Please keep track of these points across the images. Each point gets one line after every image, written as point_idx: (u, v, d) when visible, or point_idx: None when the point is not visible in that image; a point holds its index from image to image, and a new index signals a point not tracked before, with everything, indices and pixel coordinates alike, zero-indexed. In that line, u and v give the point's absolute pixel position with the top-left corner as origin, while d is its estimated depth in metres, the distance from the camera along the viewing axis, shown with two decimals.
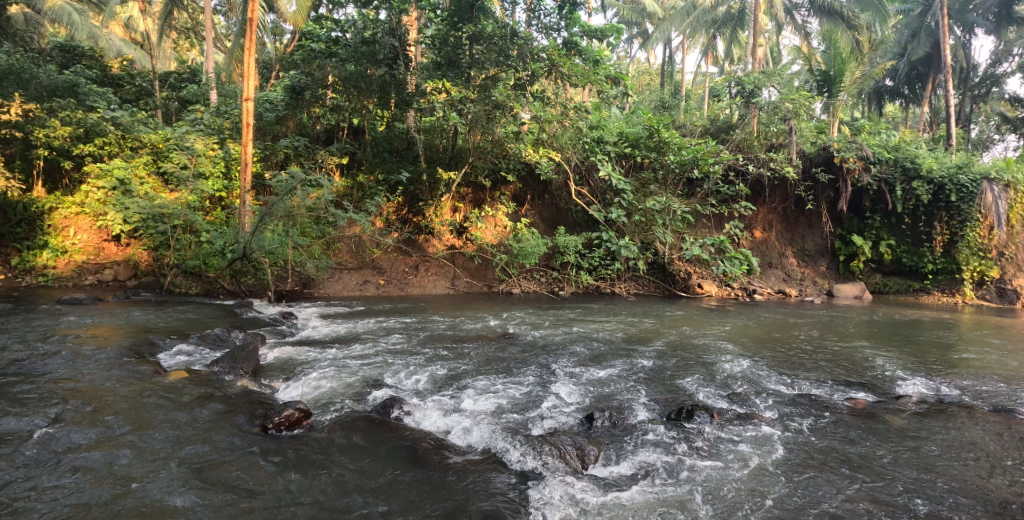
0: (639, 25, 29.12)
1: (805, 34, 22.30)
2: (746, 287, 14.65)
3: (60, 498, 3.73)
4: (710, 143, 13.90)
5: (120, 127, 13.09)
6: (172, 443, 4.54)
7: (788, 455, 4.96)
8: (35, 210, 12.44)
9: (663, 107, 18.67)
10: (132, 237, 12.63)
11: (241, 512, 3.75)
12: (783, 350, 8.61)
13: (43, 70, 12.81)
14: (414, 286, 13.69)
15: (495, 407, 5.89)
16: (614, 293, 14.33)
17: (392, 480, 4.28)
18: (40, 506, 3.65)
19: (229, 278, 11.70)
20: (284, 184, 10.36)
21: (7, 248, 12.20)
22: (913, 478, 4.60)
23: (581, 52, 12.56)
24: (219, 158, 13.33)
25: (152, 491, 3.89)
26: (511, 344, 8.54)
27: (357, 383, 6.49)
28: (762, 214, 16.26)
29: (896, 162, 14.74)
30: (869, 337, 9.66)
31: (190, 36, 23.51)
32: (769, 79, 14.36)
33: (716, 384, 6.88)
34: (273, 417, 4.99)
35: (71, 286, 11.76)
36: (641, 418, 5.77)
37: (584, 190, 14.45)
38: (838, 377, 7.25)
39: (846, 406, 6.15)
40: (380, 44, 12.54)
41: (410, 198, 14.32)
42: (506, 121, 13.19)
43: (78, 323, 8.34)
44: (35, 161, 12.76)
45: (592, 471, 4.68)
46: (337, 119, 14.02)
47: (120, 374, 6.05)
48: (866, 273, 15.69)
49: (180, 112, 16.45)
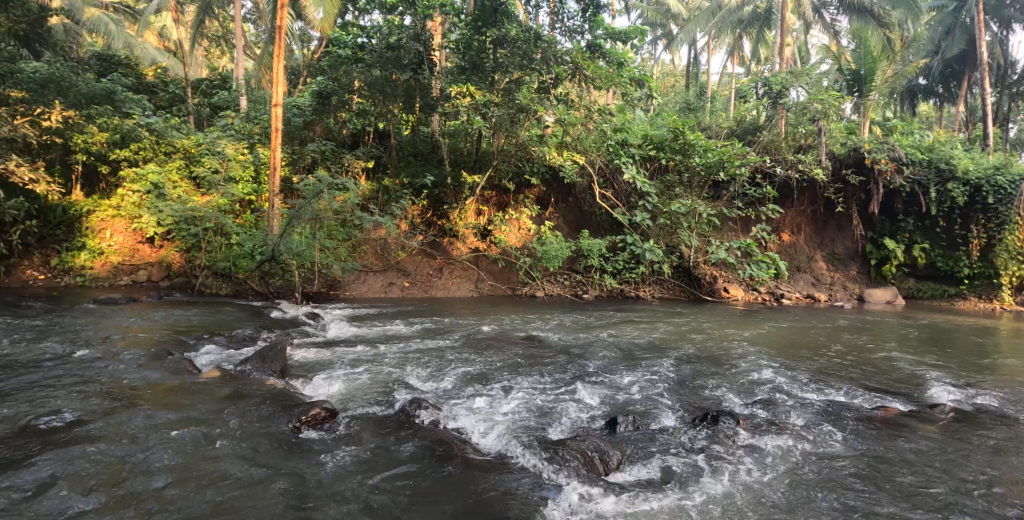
0: (663, 27, 28.81)
1: (834, 33, 21.85)
2: (773, 292, 14.35)
3: (94, 490, 3.85)
4: (736, 145, 13.78)
5: (154, 133, 13.58)
6: (201, 440, 4.63)
7: (817, 463, 4.86)
8: (74, 213, 12.88)
9: (688, 109, 18.42)
10: (165, 239, 13.05)
11: (270, 509, 3.82)
12: (815, 356, 8.39)
13: (81, 78, 13.20)
14: (438, 288, 13.77)
15: (519, 410, 5.89)
16: (639, 297, 14.10)
17: (414, 480, 4.30)
18: (77, 496, 3.77)
19: (259, 280, 11.93)
20: (312, 187, 10.63)
21: (47, 249, 12.68)
22: (950, 491, 4.42)
23: (605, 54, 12.60)
24: (249, 163, 13.63)
25: (183, 485, 3.99)
26: (536, 347, 8.52)
27: (380, 384, 6.53)
28: (790, 217, 15.85)
29: (930, 163, 14.29)
30: (900, 343, 9.42)
31: (222, 44, 24.16)
32: (797, 79, 14.10)
33: (742, 390, 6.73)
34: (300, 416, 5.12)
35: (107, 286, 12.24)
36: (665, 423, 5.69)
37: (608, 193, 14.39)
38: (871, 385, 7.03)
39: (877, 415, 5.95)
40: (405, 49, 12.62)
41: (435, 202, 14.44)
42: (530, 124, 13.36)
43: (114, 323, 8.58)
44: (74, 166, 13.19)
45: (613, 477, 4.62)
46: (362, 123, 14.19)
47: (154, 372, 6.22)
48: (899, 278, 15.27)
49: (211, 117, 17.04)
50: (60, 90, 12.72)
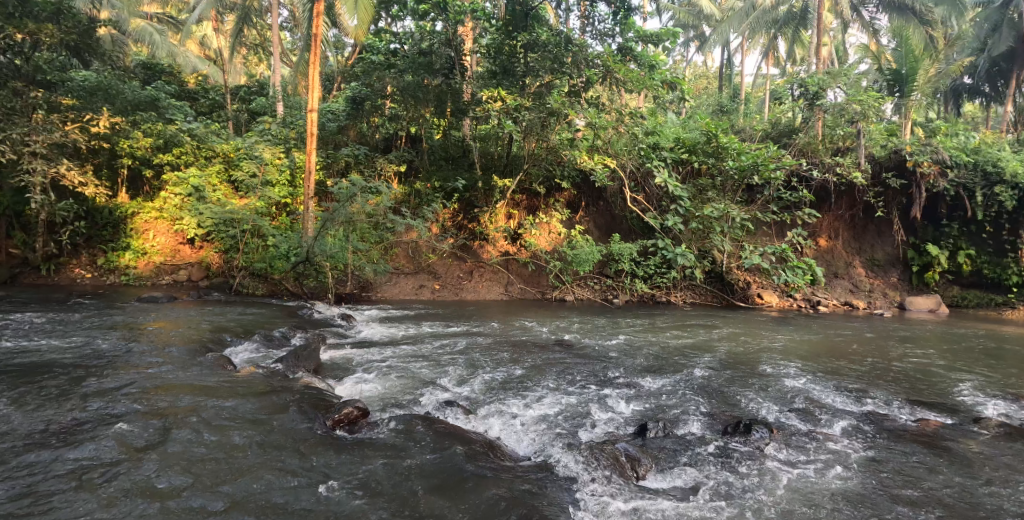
0: (696, 29, 28.55)
1: (872, 32, 21.24)
2: (810, 299, 13.94)
3: (131, 474, 4.05)
4: (771, 148, 13.47)
5: (195, 138, 14.10)
6: (235, 433, 4.82)
7: (850, 473, 4.74)
8: (119, 215, 13.42)
9: (720, 111, 18.16)
10: (205, 240, 13.48)
11: (297, 500, 3.94)
12: (853, 365, 8.15)
13: (128, 86, 13.78)
14: (468, 291, 13.82)
15: (549, 415, 5.85)
16: (670, 302, 13.91)
17: (438, 477, 4.37)
18: (117, 478, 3.98)
19: (293, 281, 12.20)
20: (346, 191, 10.91)
21: (94, 250, 13.26)
22: (984, 505, 4.27)
23: (636, 57, 12.61)
24: (285, 166, 13.98)
25: (216, 474, 4.15)
26: (566, 352, 8.47)
27: (411, 386, 6.60)
28: (827, 221, 15.50)
29: (977, 166, 13.66)
30: (943, 353, 9.04)
31: (259, 52, 24.98)
32: (835, 80, 13.70)
33: (777, 399, 6.58)
34: (333, 415, 5.23)
35: (150, 285, 12.72)
36: (694, 431, 5.62)
37: (640, 197, 14.22)
38: (912, 397, 6.77)
39: (916, 428, 5.74)
40: (436, 54, 12.91)
41: (466, 205, 14.61)
42: (560, 128, 13.37)
43: (157, 319, 8.96)
44: (120, 170, 13.73)
45: (645, 483, 4.58)
46: (395, 128, 14.59)
47: (194, 368, 6.47)
48: (942, 285, 14.71)
49: (249, 122, 17.62)
50: (108, 97, 13.28)
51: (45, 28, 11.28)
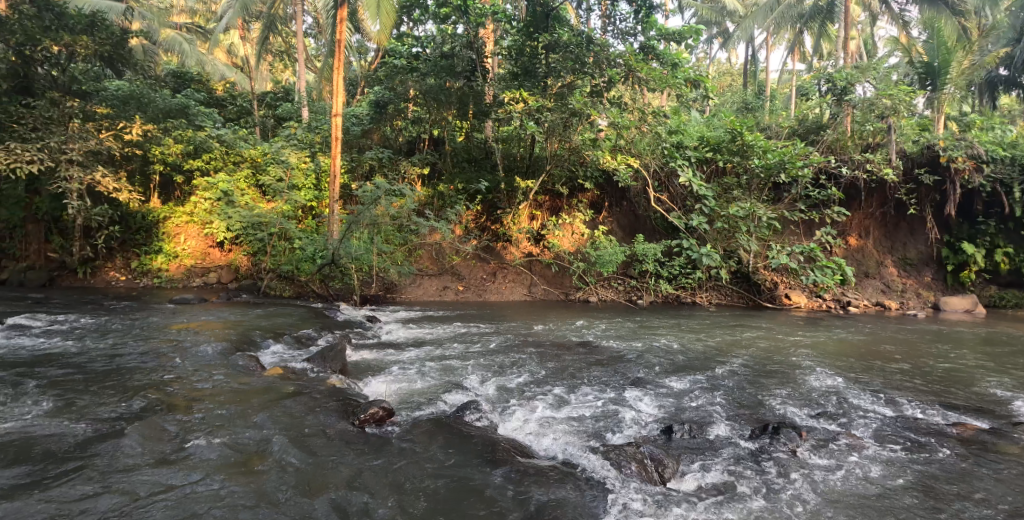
0: (719, 26, 28.26)
1: (903, 24, 20.66)
2: (840, 299, 13.62)
3: (163, 470, 4.16)
4: (798, 145, 13.21)
5: (224, 144, 14.55)
6: (264, 432, 4.91)
7: (885, 478, 4.63)
8: (152, 219, 13.87)
9: (745, 108, 17.86)
10: (233, 243, 13.78)
11: (322, 498, 3.99)
12: (888, 367, 7.93)
13: (159, 94, 14.13)
14: (492, 292, 13.86)
15: (573, 416, 5.84)
16: (696, 303, 13.74)
17: (463, 478, 4.39)
18: (149, 475, 4.09)
19: (320, 282, 12.44)
20: (371, 193, 11.05)
21: (128, 253, 13.71)
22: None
23: (659, 56, 12.47)
24: (310, 170, 14.28)
25: (246, 471, 4.25)
26: (591, 352, 8.44)
27: (435, 386, 6.66)
28: (857, 219, 15.11)
29: (1014, 160, 13.16)
30: (984, 355, 8.72)
31: (285, 59, 25.49)
32: (863, 75, 13.39)
33: (806, 400, 6.46)
34: (360, 414, 5.33)
35: (181, 287, 13.07)
36: (721, 432, 5.55)
37: (664, 197, 14.05)
38: (950, 400, 6.55)
39: (952, 431, 5.58)
40: (458, 57, 13.00)
41: (489, 207, 14.71)
42: (583, 128, 13.29)
43: (188, 321, 9.21)
44: (152, 176, 14.17)
45: (671, 485, 4.55)
46: (418, 131, 14.75)
47: (225, 368, 6.63)
48: (979, 285, 14.24)
49: (275, 128, 18.01)
50: (140, 105, 13.63)
51: (79, 40, 11.60)
